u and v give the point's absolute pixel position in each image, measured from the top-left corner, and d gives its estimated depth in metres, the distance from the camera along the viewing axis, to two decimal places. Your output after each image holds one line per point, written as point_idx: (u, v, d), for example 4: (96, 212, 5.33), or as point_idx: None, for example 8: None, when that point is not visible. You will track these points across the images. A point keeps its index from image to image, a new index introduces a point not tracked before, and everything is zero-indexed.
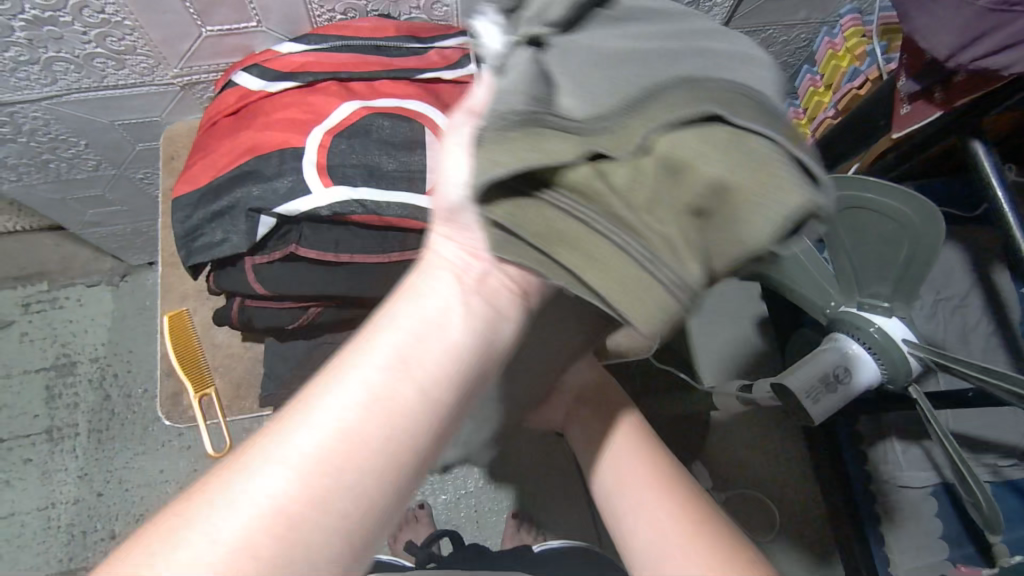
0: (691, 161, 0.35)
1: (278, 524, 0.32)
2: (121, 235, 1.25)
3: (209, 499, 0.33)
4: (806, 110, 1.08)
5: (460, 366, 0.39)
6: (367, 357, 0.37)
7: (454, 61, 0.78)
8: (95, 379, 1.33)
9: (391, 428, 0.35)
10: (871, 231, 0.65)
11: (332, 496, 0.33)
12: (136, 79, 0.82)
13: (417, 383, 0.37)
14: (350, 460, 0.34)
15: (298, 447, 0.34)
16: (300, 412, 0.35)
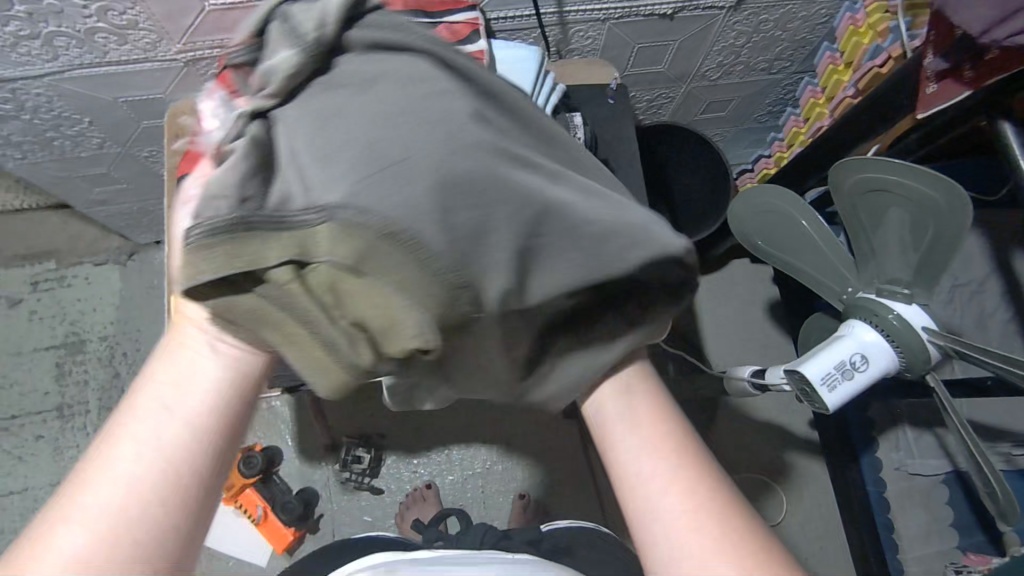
0: (339, 292, 0.44)
1: (129, 540, 0.43)
2: (128, 214, 1.24)
3: (76, 507, 0.44)
4: (825, 89, 1.05)
5: (183, 441, 0.47)
6: (142, 405, 0.48)
7: (463, 36, 0.76)
8: (104, 358, 1.33)
9: (170, 473, 0.46)
10: (891, 218, 0.64)
11: (143, 519, 0.44)
12: (139, 55, 0.81)
13: (173, 432, 0.47)
14: (145, 489, 0.45)
15: (122, 472, 0.45)
16: (119, 441, 0.46)
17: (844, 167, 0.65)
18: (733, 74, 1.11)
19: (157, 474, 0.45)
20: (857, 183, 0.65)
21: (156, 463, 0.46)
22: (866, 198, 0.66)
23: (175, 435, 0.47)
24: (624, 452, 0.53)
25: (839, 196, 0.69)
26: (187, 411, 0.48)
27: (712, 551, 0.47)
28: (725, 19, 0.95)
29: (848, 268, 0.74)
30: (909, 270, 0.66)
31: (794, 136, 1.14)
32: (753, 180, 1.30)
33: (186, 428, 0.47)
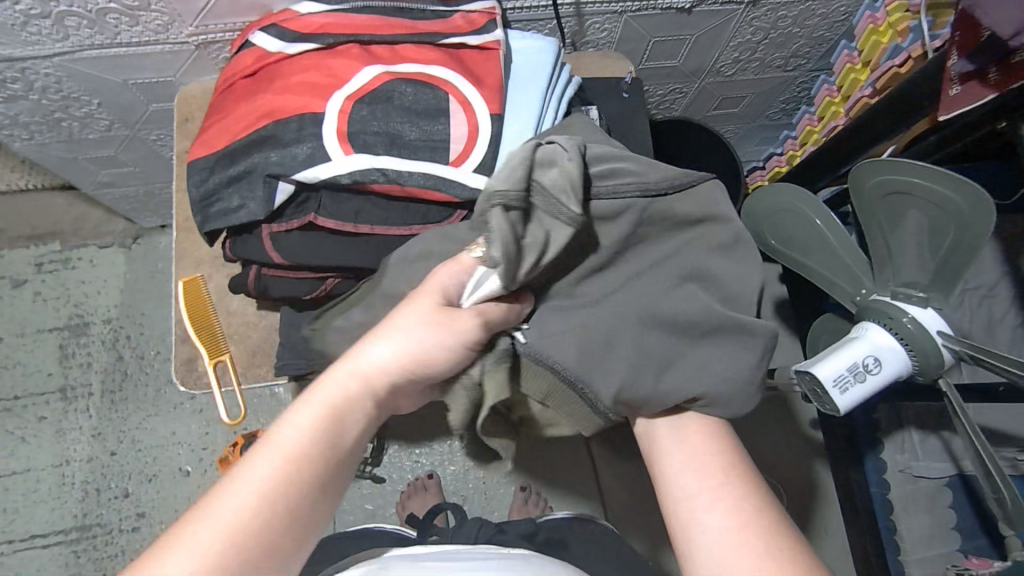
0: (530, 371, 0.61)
1: (238, 554, 0.46)
2: (134, 197, 1.23)
3: (221, 492, 0.48)
4: (841, 88, 1.04)
5: (311, 471, 0.50)
6: (299, 412, 0.52)
7: (480, 26, 0.75)
8: (107, 340, 1.33)
9: (302, 467, 0.50)
10: (910, 223, 0.64)
11: (281, 508, 0.48)
12: (150, 37, 0.80)
13: (325, 440, 0.51)
14: (283, 485, 0.49)
15: (264, 467, 0.49)
16: (270, 439, 0.51)
17: (867, 168, 0.65)
18: (748, 71, 1.10)
19: (273, 498, 0.48)
20: (877, 186, 0.65)
21: (281, 460, 0.49)
22: (885, 201, 0.66)
23: (308, 469, 0.50)
24: (674, 460, 0.59)
25: (861, 195, 0.68)
26: (299, 445, 0.51)
27: (747, 560, 0.51)
28: (743, 15, 0.94)
29: (862, 270, 0.74)
30: (926, 274, 0.66)
31: (807, 135, 1.13)
32: (763, 177, 1.29)
33: (301, 459, 0.50)
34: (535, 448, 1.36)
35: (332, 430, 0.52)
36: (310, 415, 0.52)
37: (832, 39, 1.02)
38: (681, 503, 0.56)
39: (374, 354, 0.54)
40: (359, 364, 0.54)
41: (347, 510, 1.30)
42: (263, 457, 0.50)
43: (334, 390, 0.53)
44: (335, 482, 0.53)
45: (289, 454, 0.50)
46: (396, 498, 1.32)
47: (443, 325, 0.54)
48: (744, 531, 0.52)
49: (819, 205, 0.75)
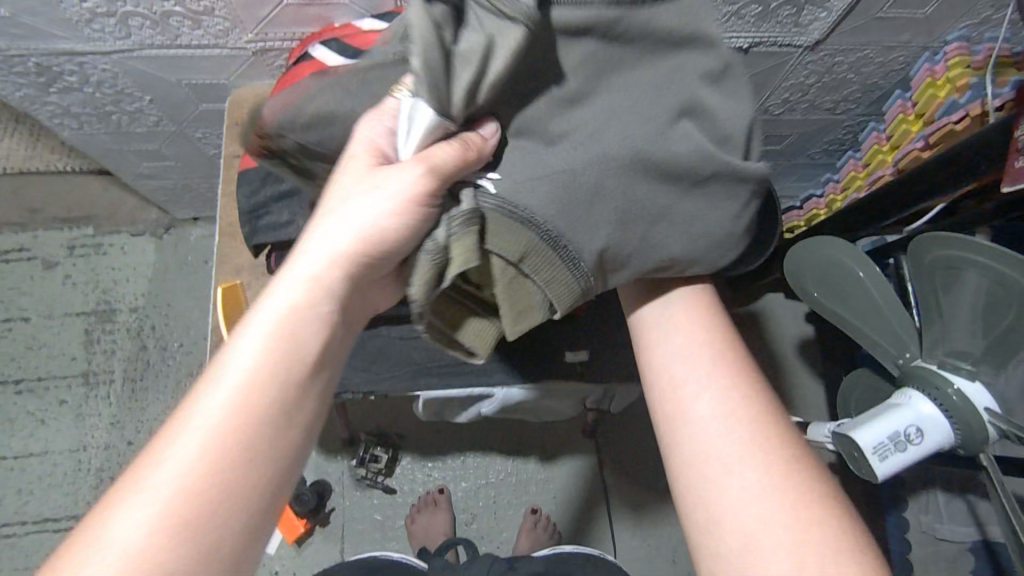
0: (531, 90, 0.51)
1: (182, 520, 0.39)
2: (172, 189, 1.24)
3: (153, 464, 0.41)
4: (891, 137, 1.03)
5: (261, 417, 0.44)
6: (233, 359, 0.44)
7: None
8: (133, 329, 1.34)
9: (249, 419, 0.43)
10: (965, 300, 0.63)
11: (227, 477, 0.42)
12: (210, 41, 0.80)
13: (274, 379, 0.45)
14: (223, 448, 0.42)
15: (199, 427, 0.42)
16: (206, 389, 0.44)
17: (930, 240, 0.64)
18: (797, 111, 1.09)
19: (224, 445, 0.42)
20: (937, 260, 0.64)
21: (217, 424, 0.42)
22: (942, 275, 0.65)
23: (266, 408, 0.44)
24: (666, 351, 0.57)
25: (920, 263, 0.67)
26: (255, 387, 0.44)
27: (748, 480, 0.48)
28: (799, 58, 0.94)
29: (909, 335, 0.73)
30: (978, 349, 0.65)
31: (851, 180, 1.12)
32: (800, 217, 1.28)
33: (253, 402, 0.44)
34: (548, 470, 1.35)
35: (289, 362, 0.45)
36: (259, 356, 0.45)
37: (886, 87, 1.01)
38: (682, 405, 0.54)
39: (332, 254, 0.49)
40: (300, 278, 0.48)
41: (357, 518, 1.30)
42: (209, 409, 0.43)
43: (282, 314, 0.47)
44: (298, 421, 0.46)
45: (237, 397, 0.43)
46: (406, 510, 1.31)
47: (387, 172, 0.49)
48: (749, 448, 0.50)
49: (871, 264, 0.73)
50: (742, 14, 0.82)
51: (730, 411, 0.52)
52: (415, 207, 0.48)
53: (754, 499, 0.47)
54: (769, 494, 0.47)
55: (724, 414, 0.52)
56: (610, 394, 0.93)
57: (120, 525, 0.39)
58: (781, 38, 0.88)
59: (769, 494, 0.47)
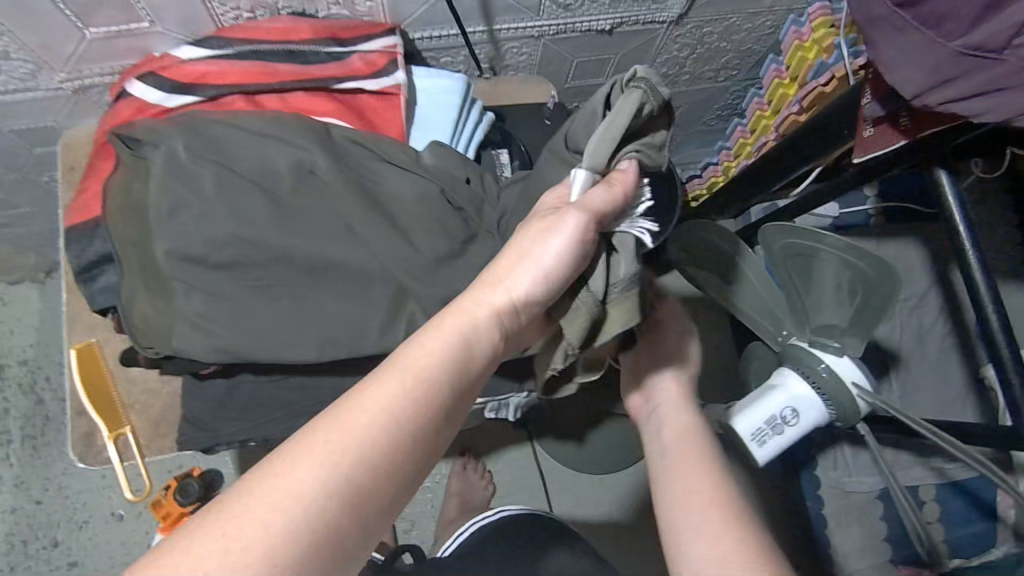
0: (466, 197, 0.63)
1: (269, 543, 0.37)
2: (39, 234, 1.15)
3: (239, 504, 0.39)
4: (771, 103, 1.01)
5: (341, 496, 0.40)
6: (347, 417, 0.43)
7: (380, 67, 0.70)
8: (25, 384, 1.25)
9: (338, 485, 0.41)
10: (822, 282, 0.65)
11: (297, 539, 0.38)
12: (18, 85, 0.72)
13: (356, 449, 0.42)
14: (305, 503, 0.39)
15: (288, 486, 0.39)
16: (305, 445, 0.41)
17: (783, 229, 0.65)
18: (678, 83, 1.07)
19: (336, 479, 0.41)
20: (787, 248, 0.67)
21: (315, 481, 0.40)
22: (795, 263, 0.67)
23: (369, 449, 0.42)
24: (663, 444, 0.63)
25: (777, 249, 0.68)
26: (369, 416, 0.43)
27: (714, 548, 0.52)
28: (667, 33, 0.91)
29: (782, 312, 0.71)
30: (845, 323, 0.65)
31: (741, 147, 1.11)
32: (700, 186, 1.27)
33: (367, 430, 0.43)
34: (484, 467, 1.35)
35: (420, 397, 0.45)
36: (392, 385, 0.45)
37: (760, 51, 1.00)
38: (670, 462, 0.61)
39: (490, 303, 0.51)
40: (410, 355, 0.47)
41: None
42: (317, 436, 0.42)
43: (386, 397, 0.44)
44: (404, 470, 0.44)
45: (351, 424, 0.43)
46: None
47: (544, 230, 0.51)
48: (710, 499, 0.56)
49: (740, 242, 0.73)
50: None
51: (697, 469, 0.59)
52: (575, 242, 0.51)
53: (721, 534, 0.53)
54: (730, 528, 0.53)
55: (693, 466, 0.59)
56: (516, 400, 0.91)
57: (219, 542, 0.37)
58: (642, 16, 0.85)
59: (736, 550, 0.51)
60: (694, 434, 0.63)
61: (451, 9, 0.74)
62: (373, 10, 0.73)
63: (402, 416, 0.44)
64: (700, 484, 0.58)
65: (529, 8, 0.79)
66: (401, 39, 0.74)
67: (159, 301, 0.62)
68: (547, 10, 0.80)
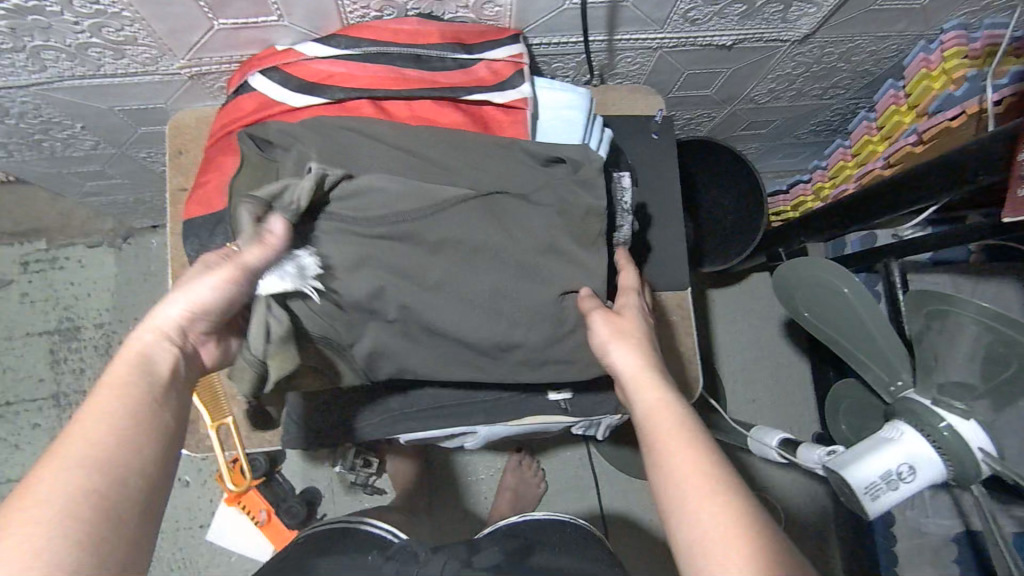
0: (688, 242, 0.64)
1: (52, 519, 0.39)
2: (122, 204, 1.17)
3: (49, 487, 0.40)
4: (882, 128, 0.98)
5: (95, 457, 0.42)
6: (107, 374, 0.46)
7: (505, 78, 0.68)
8: (100, 346, 1.28)
9: (88, 447, 0.43)
10: (963, 343, 0.63)
11: (65, 490, 0.40)
12: (138, 69, 0.72)
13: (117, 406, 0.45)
14: (75, 473, 0.41)
15: (69, 452, 0.42)
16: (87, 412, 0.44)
17: (931, 294, 0.65)
18: (782, 99, 1.02)
19: (109, 473, 0.42)
20: (919, 305, 0.68)
21: (77, 434, 0.43)
22: (925, 323, 0.68)
23: (121, 447, 0.44)
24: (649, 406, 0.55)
25: (921, 307, 0.68)
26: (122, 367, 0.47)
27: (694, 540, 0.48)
28: (787, 51, 0.86)
29: (901, 362, 0.72)
30: (987, 381, 0.63)
31: (841, 170, 1.08)
32: (785, 204, 1.24)
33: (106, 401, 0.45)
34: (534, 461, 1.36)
35: (125, 400, 0.45)
36: (126, 359, 0.48)
37: (877, 74, 0.95)
38: (666, 485, 0.51)
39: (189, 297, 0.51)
40: (155, 321, 0.50)
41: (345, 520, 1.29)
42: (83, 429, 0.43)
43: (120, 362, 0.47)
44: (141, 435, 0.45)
45: (101, 415, 0.44)
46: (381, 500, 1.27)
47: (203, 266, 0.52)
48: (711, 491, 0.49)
49: (852, 279, 0.72)
50: (726, 14, 0.75)
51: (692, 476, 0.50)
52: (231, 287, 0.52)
53: None
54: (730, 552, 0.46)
55: (679, 441, 0.52)
56: (601, 423, 0.82)
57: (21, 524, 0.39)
58: (768, 34, 0.81)
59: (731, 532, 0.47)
60: (669, 415, 0.54)
61: (581, 17, 0.71)
62: (500, 16, 0.70)
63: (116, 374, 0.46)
64: (681, 447, 0.52)
65: (656, 22, 0.75)
66: (525, 46, 0.72)
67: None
68: (673, 24, 0.76)
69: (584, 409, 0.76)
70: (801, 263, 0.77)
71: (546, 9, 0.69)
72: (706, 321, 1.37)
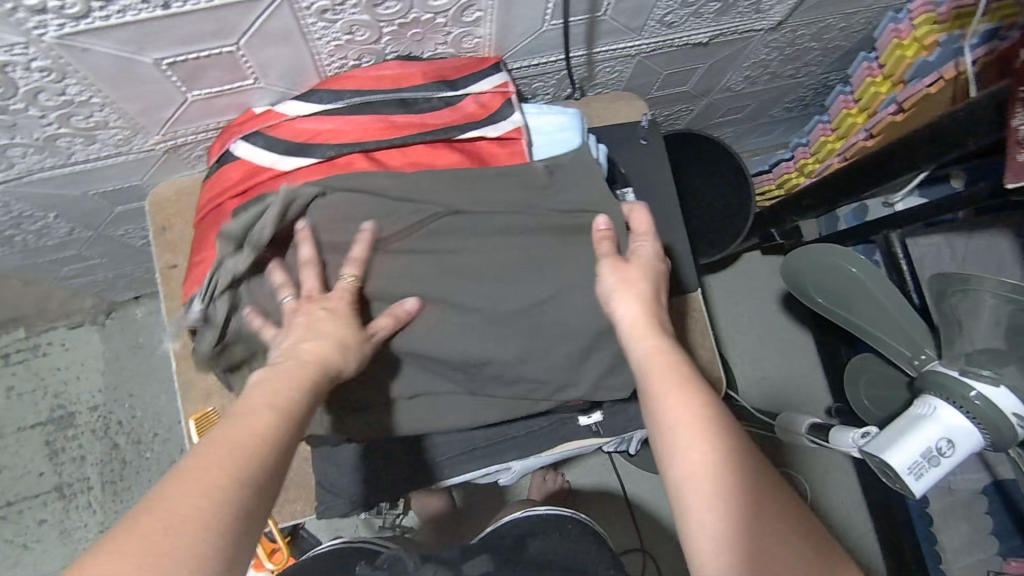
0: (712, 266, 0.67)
1: (197, 518, 0.42)
2: (102, 281, 1.13)
3: (195, 488, 0.43)
4: (861, 101, 0.99)
5: (241, 463, 0.46)
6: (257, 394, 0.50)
7: (495, 110, 0.67)
8: (98, 429, 1.24)
9: (234, 453, 0.46)
10: (987, 312, 0.64)
11: (210, 495, 0.43)
12: (111, 151, 0.69)
13: (258, 421, 0.48)
14: (215, 480, 0.44)
15: (218, 458, 0.45)
16: (237, 427, 0.47)
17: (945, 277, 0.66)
18: (756, 84, 1.03)
19: (224, 495, 0.44)
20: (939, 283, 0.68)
21: (231, 442, 0.46)
22: (947, 300, 0.68)
23: (242, 473, 0.45)
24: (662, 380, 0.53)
25: (935, 288, 0.69)
26: (276, 391, 0.51)
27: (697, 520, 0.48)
28: (761, 39, 0.86)
29: (920, 335, 0.73)
30: (1012, 349, 0.64)
31: (823, 145, 1.09)
32: (769, 183, 1.25)
33: (256, 427, 0.48)
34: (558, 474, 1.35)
35: (272, 427, 0.49)
36: (278, 385, 0.51)
37: (848, 47, 0.95)
38: (673, 468, 0.50)
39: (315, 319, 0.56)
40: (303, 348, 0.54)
41: None
42: (213, 448, 0.46)
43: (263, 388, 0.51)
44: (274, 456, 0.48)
45: (230, 438, 0.47)
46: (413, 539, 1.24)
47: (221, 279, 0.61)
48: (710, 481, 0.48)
49: (861, 259, 0.73)
50: (702, 13, 0.75)
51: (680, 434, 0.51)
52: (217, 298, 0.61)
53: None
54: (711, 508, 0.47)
55: (686, 427, 0.51)
56: (633, 436, 0.80)
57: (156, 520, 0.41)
58: (742, 26, 0.81)
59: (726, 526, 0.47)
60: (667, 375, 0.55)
61: (561, 37, 0.70)
62: (479, 47, 0.69)
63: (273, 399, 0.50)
64: (691, 430, 0.50)
65: (633, 30, 0.75)
66: (508, 74, 0.70)
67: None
68: (650, 30, 0.76)
69: (619, 429, 0.75)
70: (806, 251, 0.78)
71: (526, 34, 0.68)
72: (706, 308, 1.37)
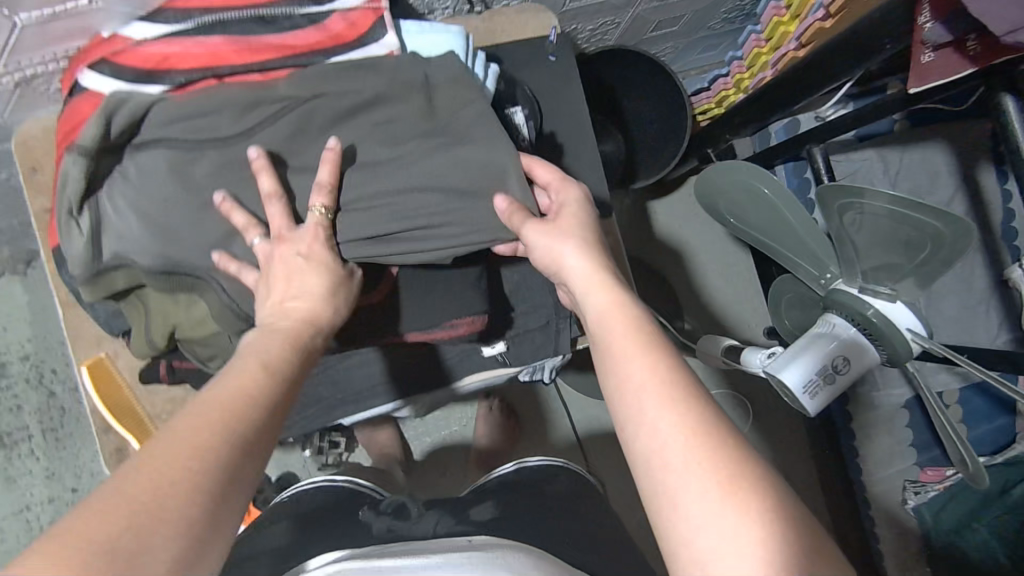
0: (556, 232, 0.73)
1: (178, 487, 0.40)
2: (8, 229, 1.07)
3: (176, 453, 0.41)
4: (790, 6, 0.93)
5: (225, 435, 0.44)
6: (225, 377, 0.48)
7: (364, 30, 0.61)
8: (32, 378, 1.22)
9: (216, 429, 0.44)
10: (881, 230, 0.59)
11: (185, 461, 0.41)
12: None
13: (241, 393, 0.47)
14: (194, 449, 0.42)
15: (190, 428, 0.43)
16: (215, 398, 0.46)
17: (838, 189, 0.59)
18: None
19: (217, 440, 0.43)
20: (840, 204, 0.61)
21: (212, 409, 0.45)
22: (844, 219, 0.62)
23: (225, 440, 0.44)
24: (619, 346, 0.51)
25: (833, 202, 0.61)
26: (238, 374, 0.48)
27: (696, 459, 0.43)
28: None
29: (825, 253, 0.70)
30: (909, 260, 0.60)
31: (756, 57, 1.04)
32: (708, 101, 1.20)
33: (237, 402, 0.46)
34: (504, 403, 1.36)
35: (252, 401, 0.47)
36: (241, 369, 0.49)
37: None
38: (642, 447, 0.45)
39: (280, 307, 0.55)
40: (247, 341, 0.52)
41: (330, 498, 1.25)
42: (212, 398, 0.46)
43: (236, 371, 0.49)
44: (254, 434, 0.46)
45: (218, 403, 0.45)
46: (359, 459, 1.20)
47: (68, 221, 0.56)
48: (684, 431, 0.44)
49: (773, 179, 0.69)
50: None
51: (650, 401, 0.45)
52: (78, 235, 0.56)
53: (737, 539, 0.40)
54: (723, 472, 0.42)
55: (654, 394, 0.47)
56: (543, 366, 0.80)
57: (133, 484, 0.39)
58: None
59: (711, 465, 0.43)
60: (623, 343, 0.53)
61: None
62: None
63: (243, 381, 0.48)
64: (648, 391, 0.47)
65: None
66: None
67: (186, 309, 0.61)
68: None
69: (525, 357, 0.75)
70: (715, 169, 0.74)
71: None
72: (650, 234, 1.34)
